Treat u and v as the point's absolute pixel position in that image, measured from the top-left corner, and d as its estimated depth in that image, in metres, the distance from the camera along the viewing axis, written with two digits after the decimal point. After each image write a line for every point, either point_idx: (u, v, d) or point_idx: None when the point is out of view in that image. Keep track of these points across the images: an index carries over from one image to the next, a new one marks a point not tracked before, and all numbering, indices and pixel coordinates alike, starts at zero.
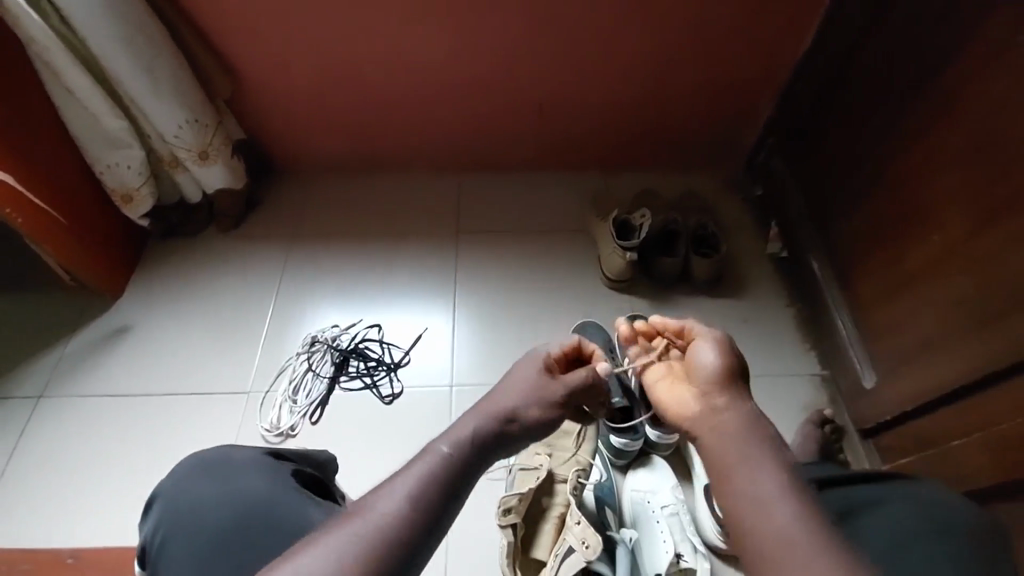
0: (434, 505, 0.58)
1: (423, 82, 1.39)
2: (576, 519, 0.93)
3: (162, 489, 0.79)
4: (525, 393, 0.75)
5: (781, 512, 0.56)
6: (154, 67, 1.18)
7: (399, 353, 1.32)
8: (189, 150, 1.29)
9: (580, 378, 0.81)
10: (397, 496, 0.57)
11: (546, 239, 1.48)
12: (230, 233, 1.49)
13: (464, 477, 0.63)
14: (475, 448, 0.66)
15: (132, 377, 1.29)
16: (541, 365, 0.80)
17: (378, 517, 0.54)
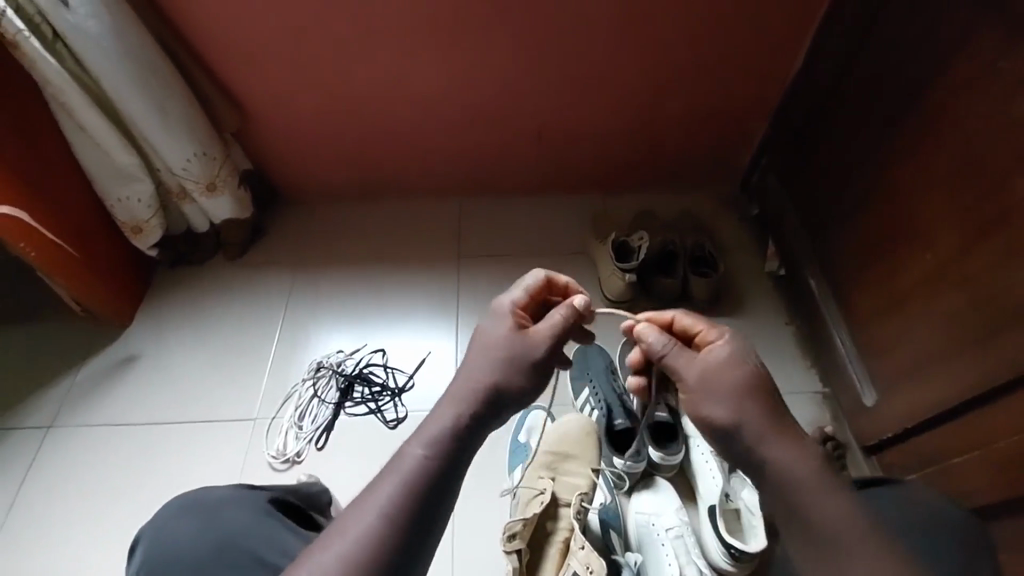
0: (417, 509, 0.61)
1: (426, 112, 1.43)
2: (581, 544, 0.93)
3: (147, 531, 0.80)
4: (493, 367, 0.69)
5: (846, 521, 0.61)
6: (165, 104, 1.22)
7: (403, 378, 1.34)
8: (198, 182, 1.33)
9: (554, 323, 0.74)
10: (374, 511, 0.60)
11: (547, 262, 1.51)
12: (236, 261, 1.52)
13: (445, 472, 0.63)
14: (458, 438, 0.65)
15: (140, 404, 1.31)
16: (507, 324, 0.73)
17: (358, 537, 0.58)
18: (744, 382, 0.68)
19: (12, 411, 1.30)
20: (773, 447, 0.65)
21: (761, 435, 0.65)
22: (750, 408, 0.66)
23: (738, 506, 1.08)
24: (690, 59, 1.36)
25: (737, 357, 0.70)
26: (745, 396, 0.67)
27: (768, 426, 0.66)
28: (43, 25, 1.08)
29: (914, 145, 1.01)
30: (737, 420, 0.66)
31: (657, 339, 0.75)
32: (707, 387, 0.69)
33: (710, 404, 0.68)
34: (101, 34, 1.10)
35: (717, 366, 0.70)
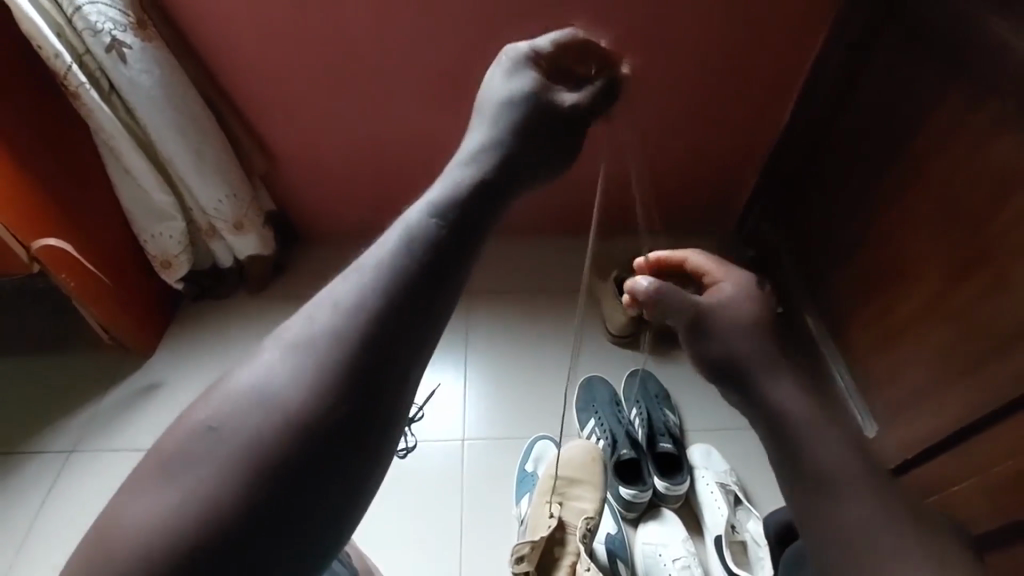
0: (399, 300, 0.38)
1: (441, 160, 1.53)
2: (587, 566, 1.00)
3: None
4: (514, 122, 0.50)
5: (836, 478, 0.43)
6: (202, 150, 1.33)
7: (413, 408, 1.36)
8: (226, 221, 1.42)
9: (584, 95, 0.56)
10: (340, 296, 0.39)
11: (553, 296, 1.56)
12: (257, 295, 1.59)
13: (449, 251, 0.41)
14: (474, 202, 0.44)
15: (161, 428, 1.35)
16: (523, 74, 0.54)
17: (316, 326, 0.38)
18: (749, 313, 0.54)
19: (35, 437, 1.34)
20: (779, 394, 0.48)
21: (772, 381, 0.49)
22: (750, 347, 0.51)
23: (744, 538, 1.12)
24: (688, 112, 1.47)
25: (744, 288, 0.57)
26: (751, 329, 0.53)
27: (780, 371, 0.49)
28: (102, 78, 1.20)
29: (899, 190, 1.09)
30: (736, 361, 0.51)
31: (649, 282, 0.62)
32: (705, 316, 0.55)
33: (708, 345, 0.53)
34: (152, 87, 1.23)
35: (720, 303, 0.56)
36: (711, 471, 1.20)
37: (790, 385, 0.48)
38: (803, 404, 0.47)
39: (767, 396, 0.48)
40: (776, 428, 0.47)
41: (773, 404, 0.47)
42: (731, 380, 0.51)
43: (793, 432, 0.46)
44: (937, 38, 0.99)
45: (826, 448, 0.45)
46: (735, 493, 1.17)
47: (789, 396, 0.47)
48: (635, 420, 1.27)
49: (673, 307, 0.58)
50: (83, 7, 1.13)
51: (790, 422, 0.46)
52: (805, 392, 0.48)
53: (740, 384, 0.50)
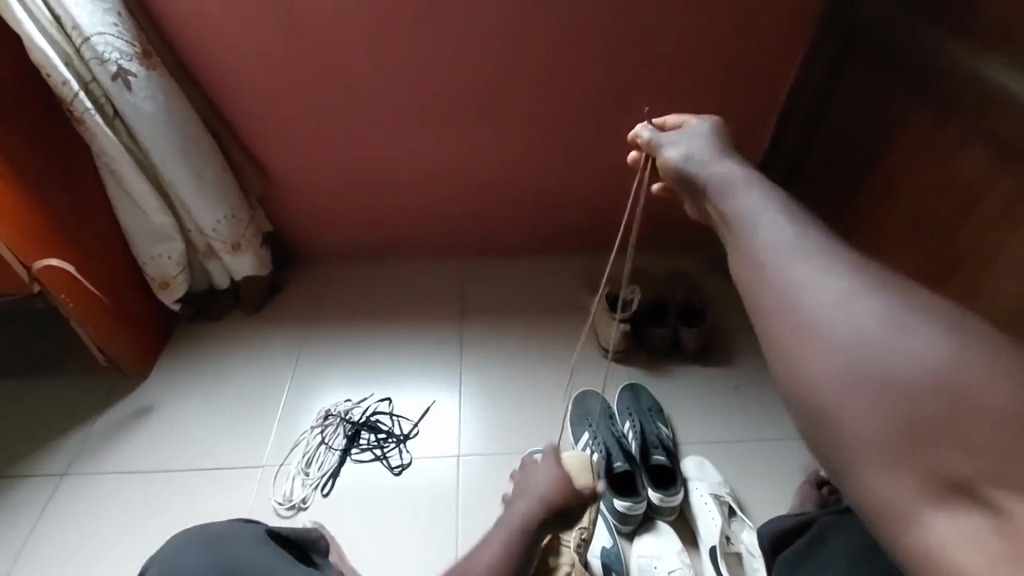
0: None
1: (435, 181, 1.58)
2: None
3: (156, 560, 0.82)
4: None
5: (761, 235, 0.48)
6: (203, 173, 1.37)
7: (408, 426, 1.38)
8: (223, 241, 1.45)
9: None
10: None
11: (545, 315, 1.60)
12: (253, 314, 1.62)
13: None
14: None
15: (160, 447, 1.35)
16: None
17: None
18: (714, 137, 0.67)
19: (26, 459, 1.33)
20: (738, 195, 0.53)
21: (707, 162, 0.61)
22: (707, 152, 0.63)
23: (739, 550, 1.12)
24: None
25: (710, 121, 0.70)
26: (706, 140, 0.66)
27: (718, 157, 0.61)
28: (106, 105, 1.25)
29: (877, 204, 1.14)
30: (689, 157, 0.63)
31: (644, 130, 0.75)
32: (673, 140, 0.69)
33: (668, 154, 0.67)
34: (155, 113, 1.27)
35: (691, 131, 0.69)
36: (704, 483, 1.21)
37: (742, 186, 0.54)
38: (761, 209, 0.50)
39: (723, 203, 0.54)
40: (732, 230, 0.51)
41: (718, 197, 0.55)
42: (685, 181, 0.62)
43: (750, 233, 0.49)
44: (905, 61, 1.05)
45: (781, 233, 0.47)
46: (728, 505, 1.18)
47: (731, 178, 0.56)
48: (629, 434, 1.28)
49: (657, 142, 0.71)
50: (92, 37, 1.18)
51: (742, 222, 0.51)
52: (750, 178, 0.55)
53: (685, 179, 0.62)
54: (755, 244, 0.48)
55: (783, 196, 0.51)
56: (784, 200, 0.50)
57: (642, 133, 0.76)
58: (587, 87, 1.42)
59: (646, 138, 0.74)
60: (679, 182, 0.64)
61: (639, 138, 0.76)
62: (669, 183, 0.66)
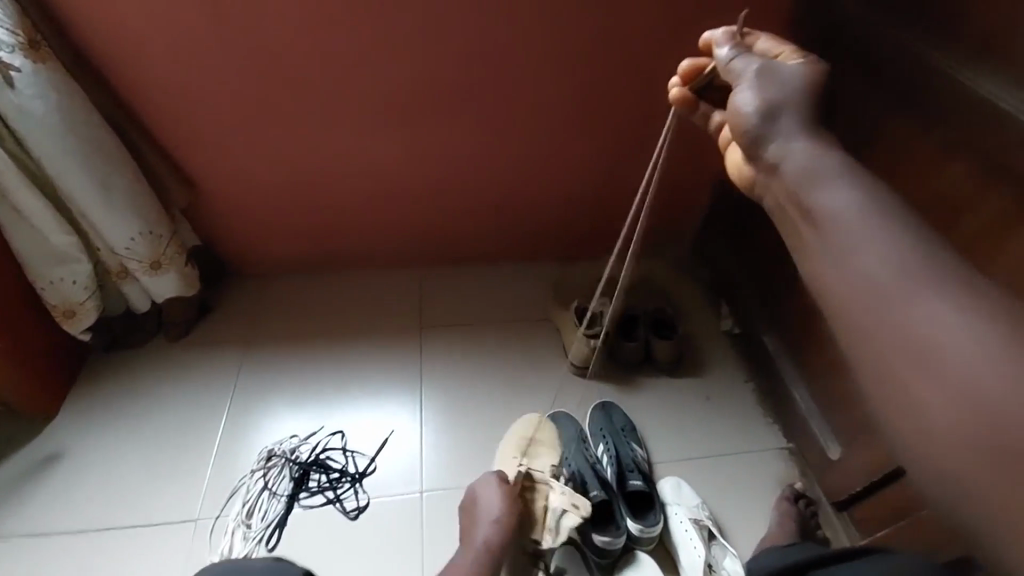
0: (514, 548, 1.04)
1: (385, 187, 1.45)
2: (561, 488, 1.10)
3: None
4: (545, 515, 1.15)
5: (865, 256, 0.46)
6: (111, 183, 1.18)
7: (364, 461, 1.25)
8: (141, 262, 1.27)
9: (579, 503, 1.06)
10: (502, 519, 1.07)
11: (508, 328, 1.51)
12: (180, 341, 1.44)
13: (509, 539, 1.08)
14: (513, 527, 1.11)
15: (75, 502, 1.18)
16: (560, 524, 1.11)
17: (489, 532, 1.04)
18: (804, 88, 0.60)
19: None
20: (829, 192, 0.50)
21: (786, 127, 0.57)
22: (794, 105, 0.58)
23: None
24: (638, 134, 1.43)
25: (810, 64, 0.62)
26: (795, 92, 0.59)
27: (803, 126, 0.56)
28: None
29: None
30: (765, 111, 0.58)
31: (729, 49, 0.66)
32: (760, 78, 0.61)
33: (743, 91, 0.61)
34: (47, 116, 1.07)
35: (782, 67, 0.62)
36: (683, 507, 1.17)
37: (831, 178, 0.51)
38: (861, 217, 0.47)
39: (806, 194, 0.52)
40: (821, 235, 0.49)
41: (795, 185, 0.53)
42: (756, 145, 0.58)
43: (846, 245, 0.47)
44: (876, 71, 1.02)
45: (884, 248, 0.45)
46: (708, 529, 1.14)
47: (820, 165, 0.52)
48: (603, 458, 1.22)
49: (739, 74, 0.63)
50: None
51: (836, 229, 0.48)
52: (843, 167, 0.52)
53: (753, 138, 0.58)
54: (855, 264, 0.46)
55: (887, 198, 0.48)
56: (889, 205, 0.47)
57: (722, 50, 0.67)
58: (548, 88, 1.33)
59: (727, 59, 0.65)
60: (744, 141, 0.60)
61: (717, 56, 0.67)
62: (733, 135, 0.62)
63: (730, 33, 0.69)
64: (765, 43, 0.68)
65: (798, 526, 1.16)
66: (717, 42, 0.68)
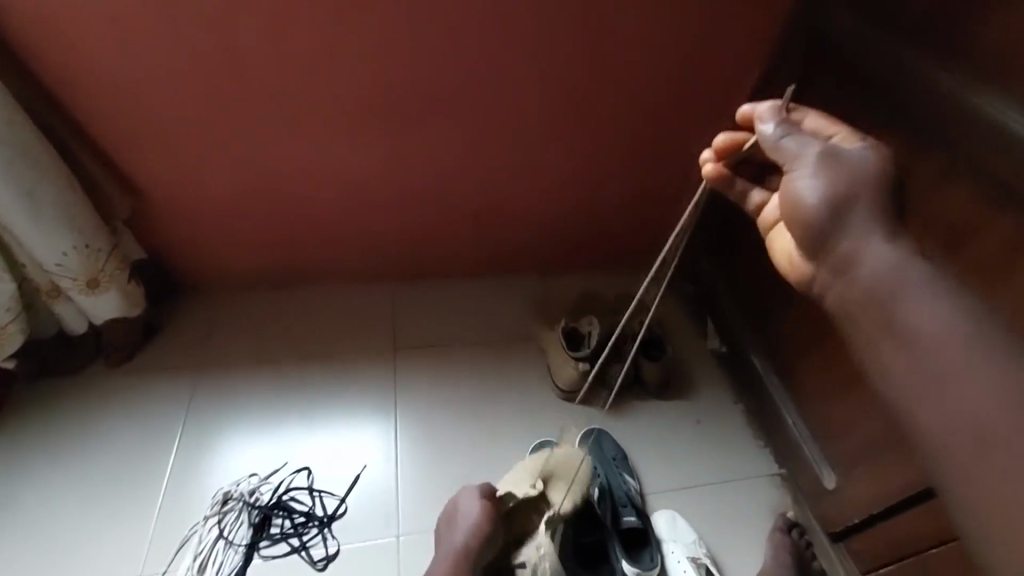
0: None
1: (354, 196, 1.33)
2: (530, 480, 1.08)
3: None
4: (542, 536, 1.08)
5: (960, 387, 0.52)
6: (36, 190, 1.02)
7: (333, 502, 1.14)
8: (75, 280, 1.12)
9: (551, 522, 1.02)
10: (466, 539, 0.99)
11: (489, 349, 1.42)
12: (123, 366, 1.29)
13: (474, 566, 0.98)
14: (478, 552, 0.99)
15: None
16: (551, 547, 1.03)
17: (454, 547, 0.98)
18: (868, 176, 0.59)
19: None
20: (915, 303, 0.56)
21: (858, 230, 0.59)
22: (860, 202, 0.58)
23: None
24: (625, 144, 1.36)
25: (871, 151, 0.61)
26: (861, 186, 0.59)
27: (874, 227, 0.58)
28: None
29: None
30: (834, 212, 0.59)
31: (775, 127, 0.63)
32: (819, 165, 0.60)
33: (803, 184, 0.60)
34: None
35: (843, 154, 0.60)
36: (679, 545, 1.13)
37: (919, 293, 0.56)
38: (952, 333, 0.54)
39: (893, 311, 0.57)
40: (911, 360, 0.55)
41: (883, 296, 0.57)
42: (825, 241, 0.60)
43: (936, 362, 0.54)
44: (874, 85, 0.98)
45: (980, 387, 0.51)
46: (706, 566, 1.11)
47: (904, 275, 0.57)
48: None
49: (795, 158, 0.61)
50: None
51: (930, 358, 0.54)
52: (926, 275, 0.57)
53: (821, 241, 0.61)
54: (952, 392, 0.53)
55: (974, 318, 0.54)
56: (979, 317, 0.54)
57: (768, 126, 0.63)
58: (531, 94, 1.24)
59: (773, 139, 0.63)
60: (809, 239, 0.61)
61: (761, 133, 0.64)
62: (792, 227, 0.62)
63: (774, 106, 0.66)
64: (815, 119, 0.65)
65: (794, 558, 1.13)
66: (761, 117, 0.65)
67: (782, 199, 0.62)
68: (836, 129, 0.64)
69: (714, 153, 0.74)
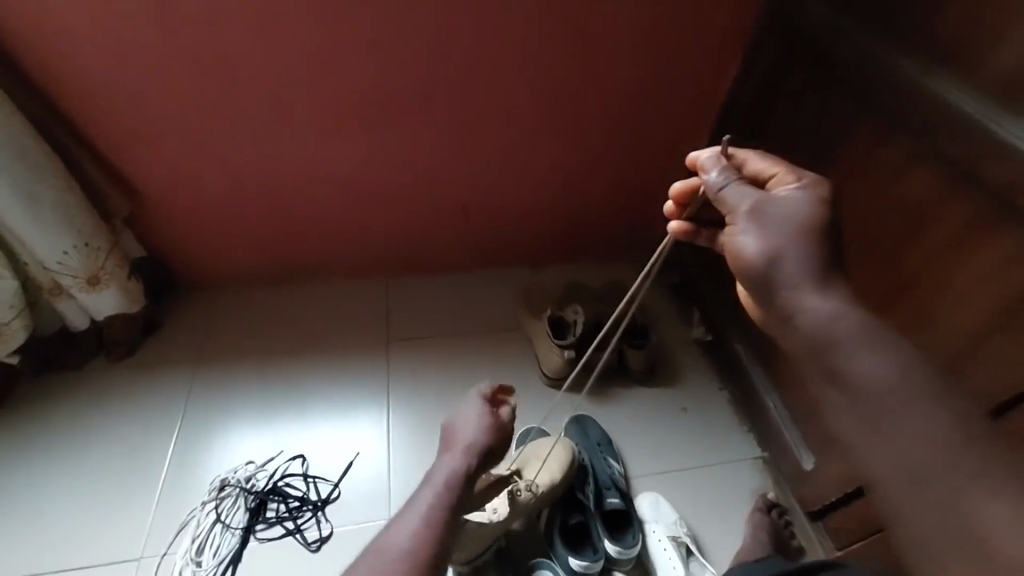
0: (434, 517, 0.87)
1: (346, 194, 1.37)
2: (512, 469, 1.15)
3: None
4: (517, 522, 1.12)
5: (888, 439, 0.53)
6: (36, 191, 1.06)
7: (327, 488, 1.18)
8: (76, 277, 1.16)
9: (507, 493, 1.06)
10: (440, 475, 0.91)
11: (478, 340, 1.46)
12: (123, 361, 1.33)
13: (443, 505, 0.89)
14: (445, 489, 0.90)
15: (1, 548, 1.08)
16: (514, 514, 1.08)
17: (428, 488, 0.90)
18: (799, 220, 0.62)
19: None
20: (858, 363, 0.56)
21: (797, 277, 0.60)
22: (796, 250, 0.61)
23: None
24: (608, 139, 1.40)
25: (807, 193, 0.64)
26: (796, 231, 0.62)
27: (811, 274, 0.60)
28: None
29: None
30: (773, 259, 0.61)
31: (719, 177, 0.67)
32: (755, 215, 0.64)
33: (746, 235, 0.63)
34: None
35: (779, 201, 0.64)
36: (661, 525, 1.17)
37: (858, 346, 0.56)
38: (889, 391, 0.54)
39: (837, 361, 0.57)
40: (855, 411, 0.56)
41: (822, 347, 0.58)
42: (767, 292, 0.62)
43: (874, 414, 0.54)
44: (842, 77, 1.01)
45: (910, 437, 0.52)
46: (686, 546, 1.15)
47: (844, 332, 0.57)
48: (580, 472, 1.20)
49: (735, 207, 0.65)
50: None
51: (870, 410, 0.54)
52: (865, 331, 0.57)
53: (767, 288, 0.62)
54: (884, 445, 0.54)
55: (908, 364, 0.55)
56: (920, 375, 0.54)
57: (712, 175, 0.68)
58: (516, 92, 1.27)
59: (717, 188, 0.67)
60: (754, 285, 0.63)
61: (706, 181, 0.68)
62: (738, 274, 0.65)
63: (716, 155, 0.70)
64: (757, 164, 0.71)
65: (774, 538, 1.15)
66: (703, 165, 0.70)
67: (727, 250, 0.66)
68: (776, 173, 0.69)
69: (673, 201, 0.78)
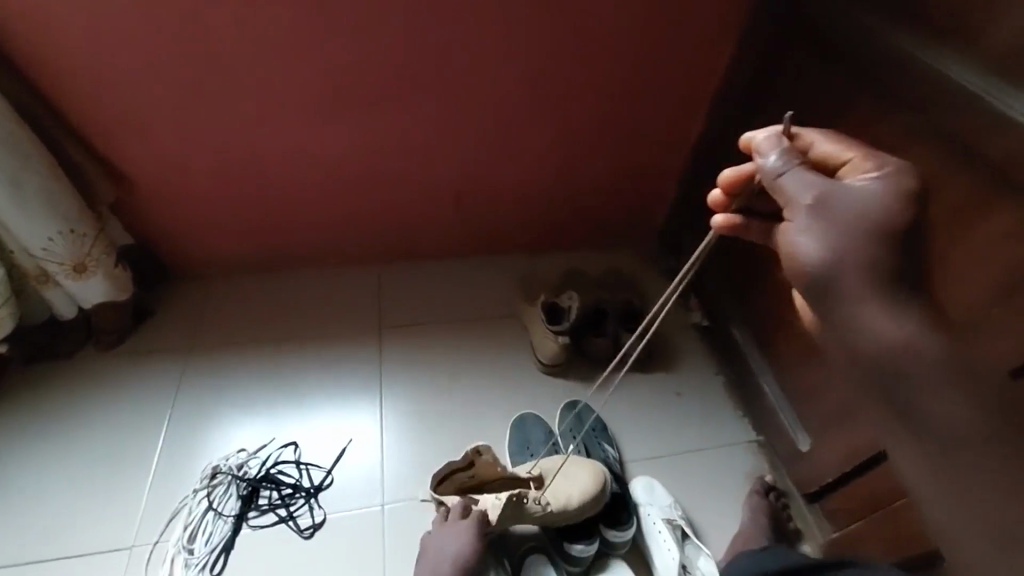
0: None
1: (336, 179, 1.35)
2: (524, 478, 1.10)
3: None
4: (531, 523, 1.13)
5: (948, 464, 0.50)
6: (19, 175, 1.04)
7: (320, 475, 1.18)
8: (62, 263, 1.15)
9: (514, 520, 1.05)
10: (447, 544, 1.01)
11: (472, 326, 1.45)
12: (113, 350, 1.32)
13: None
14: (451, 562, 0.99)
15: None
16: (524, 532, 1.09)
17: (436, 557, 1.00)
18: (874, 219, 0.53)
19: None
20: (926, 390, 0.50)
21: (860, 289, 0.52)
22: (866, 255, 0.52)
23: None
24: (603, 121, 1.38)
25: (883, 184, 0.55)
26: (869, 232, 0.53)
27: (882, 286, 0.51)
28: None
29: None
30: (834, 265, 0.53)
31: (778, 161, 0.59)
32: (818, 209, 0.55)
33: (805, 232, 0.55)
34: None
35: (852, 193, 0.55)
36: (657, 508, 1.16)
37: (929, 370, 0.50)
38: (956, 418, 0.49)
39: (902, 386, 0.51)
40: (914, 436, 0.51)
41: (881, 368, 0.52)
42: (822, 301, 0.55)
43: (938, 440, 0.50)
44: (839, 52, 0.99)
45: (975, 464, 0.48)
46: (682, 529, 1.15)
47: (909, 355, 0.50)
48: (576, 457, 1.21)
49: (794, 198, 0.57)
50: None
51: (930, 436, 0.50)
52: (938, 353, 0.49)
53: (821, 297, 0.55)
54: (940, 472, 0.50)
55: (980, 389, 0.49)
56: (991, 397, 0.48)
57: (769, 158, 0.60)
58: (509, 73, 1.25)
59: (774, 175, 0.59)
60: (808, 291, 0.55)
61: (763, 165, 0.60)
62: (790, 275, 0.57)
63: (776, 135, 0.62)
64: (826, 147, 0.62)
65: (770, 521, 1.15)
66: (759, 147, 0.61)
67: (780, 247, 0.57)
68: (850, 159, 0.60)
69: (721, 188, 0.71)
